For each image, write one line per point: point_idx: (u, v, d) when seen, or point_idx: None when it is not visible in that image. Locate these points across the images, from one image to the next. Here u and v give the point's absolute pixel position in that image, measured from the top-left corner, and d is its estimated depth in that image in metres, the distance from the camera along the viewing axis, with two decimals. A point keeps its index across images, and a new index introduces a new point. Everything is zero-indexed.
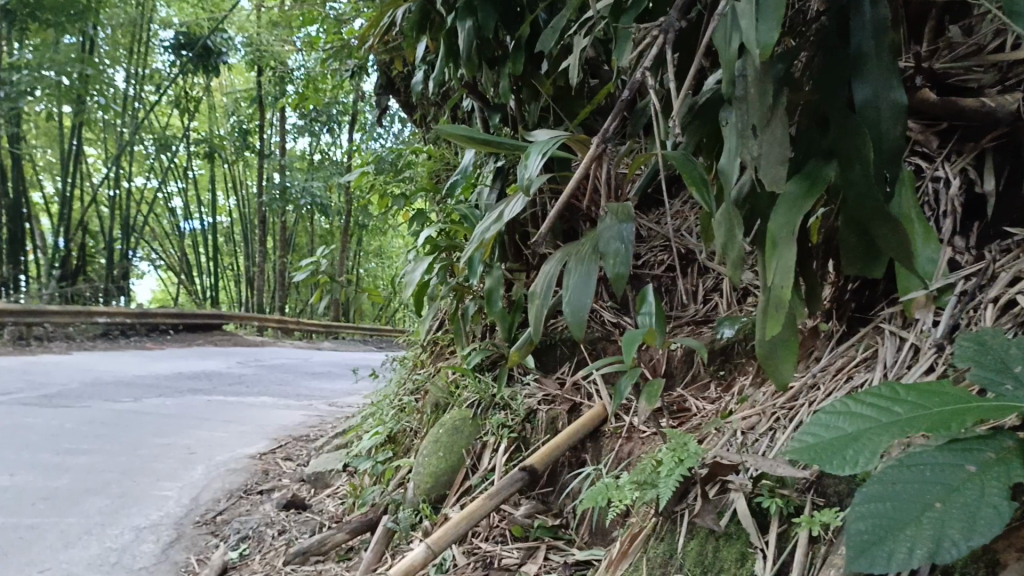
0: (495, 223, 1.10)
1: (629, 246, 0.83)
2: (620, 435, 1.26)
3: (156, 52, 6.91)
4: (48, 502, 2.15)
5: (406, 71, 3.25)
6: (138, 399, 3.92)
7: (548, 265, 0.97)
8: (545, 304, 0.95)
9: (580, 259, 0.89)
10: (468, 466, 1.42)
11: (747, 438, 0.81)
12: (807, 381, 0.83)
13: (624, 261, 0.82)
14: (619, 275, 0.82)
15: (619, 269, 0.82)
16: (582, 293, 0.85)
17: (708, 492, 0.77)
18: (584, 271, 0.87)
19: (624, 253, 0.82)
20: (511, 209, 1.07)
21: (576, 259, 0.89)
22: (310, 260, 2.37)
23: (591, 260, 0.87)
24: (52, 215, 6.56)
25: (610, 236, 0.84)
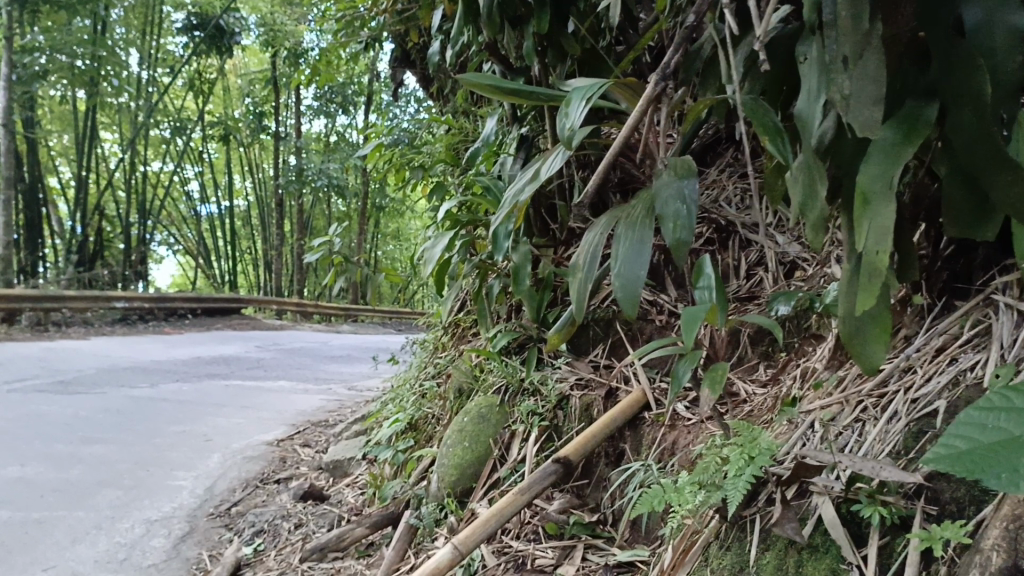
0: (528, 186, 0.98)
1: (691, 208, 0.74)
2: (663, 424, 1.16)
3: (169, 34, 6.81)
4: (58, 494, 2.07)
5: (422, 42, 3.14)
6: (154, 385, 3.85)
7: (591, 234, 0.86)
8: (589, 279, 0.83)
9: (631, 222, 0.78)
10: (496, 457, 1.32)
11: (829, 430, 0.72)
12: (898, 363, 0.73)
13: (686, 228, 0.73)
14: (679, 242, 0.73)
15: (681, 235, 0.73)
16: (633, 262, 0.74)
17: (786, 496, 0.67)
18: (637, 238, 0.76)
19: (687, 216, 0.73)
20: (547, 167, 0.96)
21: (626, 223, 0.79)
22: (324, 240, 2.26)
23: (645, 223, 0.77)
24: (68, 200, 6.50)
25: (668, 197, 0.75)
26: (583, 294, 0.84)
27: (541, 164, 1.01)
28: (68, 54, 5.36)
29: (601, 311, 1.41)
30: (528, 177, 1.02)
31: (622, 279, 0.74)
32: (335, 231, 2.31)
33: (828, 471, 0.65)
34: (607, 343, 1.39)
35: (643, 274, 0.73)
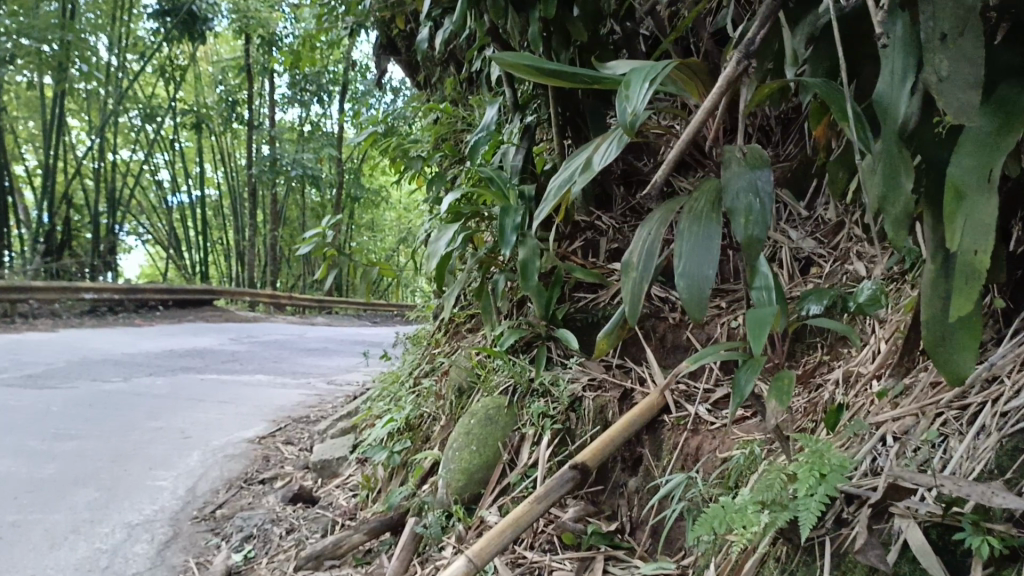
0: (577, 176, 0.86)
1: (766, 201, 0.69)
2: (684, 428, 1.12)
3: (139, 19, 6.64)
4: (33, 494, 1.98)
5: (409, 28, 3.06)
6: (128, 379, 3.73)
7: (645, 230, 0.80)
8: (644, 279, 0.78)
9: (694, 215, 0.73)
10: (505, 462, 1.25)
11: (904, 446, 0.72)
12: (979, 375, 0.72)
13: (761, 224, 0.68)
14: (752, 240, 0.67)
15: (753, 232, 0.68)
16: (699, 261, 0.70)
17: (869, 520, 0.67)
18: (705, 237, 0.70)
19: (759, 212, 0.68)
20: (600, 155, 0.83)
21: (689, 216, 0.73)
22: (315, 230, 2.18)
23: (711, 217, 0.72)
24: (35, 188, 6.32)
25: (739, 189, 0.70)
26: (638, 293, 0.78)
27: (589, 150, 0.88)
28: (35, 38, 5.21)
29: (613, 308, 1.38)
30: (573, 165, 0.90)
31: (686, 277, 0.70)
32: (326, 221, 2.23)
33: (916, 494, 0.65)
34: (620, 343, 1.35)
35: (711, 274, 0.69)
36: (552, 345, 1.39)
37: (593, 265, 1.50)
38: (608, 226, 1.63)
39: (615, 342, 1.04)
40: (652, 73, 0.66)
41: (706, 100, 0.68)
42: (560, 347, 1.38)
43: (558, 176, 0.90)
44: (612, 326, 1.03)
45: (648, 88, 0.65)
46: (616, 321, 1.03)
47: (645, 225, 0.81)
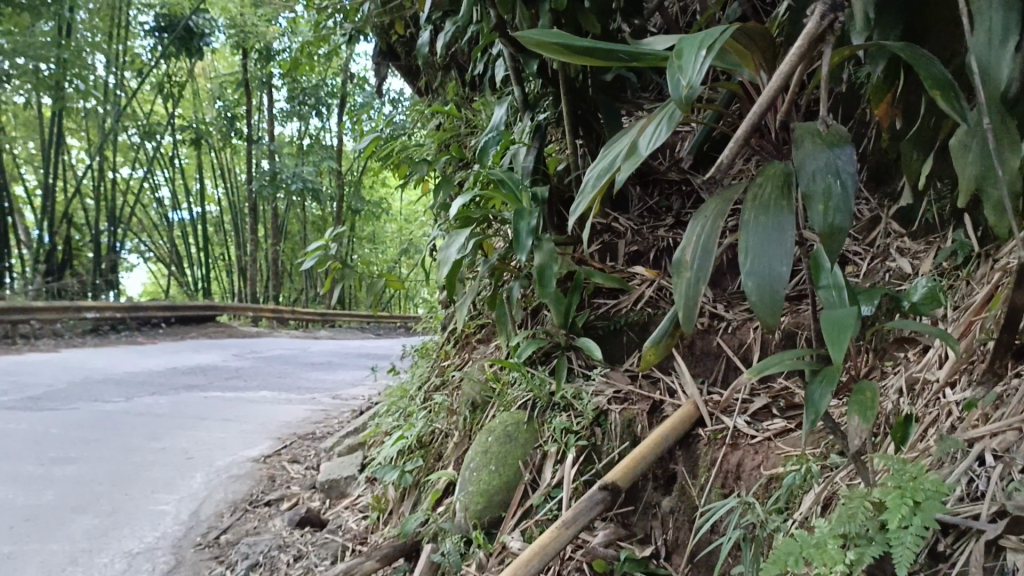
0: (622, 160, 0.77)
1: (846, 183, 0.66)
2: (722, 443, 1.03)
3: (136, 36, 6.58)
4: (29, 523, 1.89)
5: (411, 33, 2.99)
6: (130, 399, 3.65)
7: (696, 226, 0.73)
8: (699, 281, 0.70)
9: (760, 204, 0.68)
10: (527, 482, 1.16)
11: (1006, 465, 0.64)
12: None
13: (844, 210, 0.65)
14: (833, 228, 0.65)
15: (834, 220, 0.65)
16: (770, 256, 0.65)
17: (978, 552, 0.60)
18: (777, 227, 0.66)
19: (840, 195, 0.65)
20: (647, 138, 0.75)
21: (755, 206, 0.68)
22: (319, 243, 2.09)
23: (781, 206, 0.67)
24: (34, 208, 6.26)
25: (816, 170, 0.67)
26: (694, 296, 0.71)
27: (637, 131, 0.79)
28: (32, 57, 5.15)
29: (636, 315, 1.29)
30: (620, 148, 0.81)
31: (754, 276, 0.65)
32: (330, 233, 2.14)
33: None
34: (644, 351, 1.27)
35: (786, 271, 0.63)
36: (572, 356, 1.30)
37: (612, 269, 1.41)
38: (625, 228, 1.56)
39: (664, 353, 0.94)
40: (706, 41, 0.63)
41: (783, 66, 0.67)
42: (581, 357, 1.29)
43: (603, 161, 0.81)
44: (662, 332, 0.93)
45: (702, 60, 0.62)
46: (667, 327, 0.93)
47: (696, 220, 0.75)
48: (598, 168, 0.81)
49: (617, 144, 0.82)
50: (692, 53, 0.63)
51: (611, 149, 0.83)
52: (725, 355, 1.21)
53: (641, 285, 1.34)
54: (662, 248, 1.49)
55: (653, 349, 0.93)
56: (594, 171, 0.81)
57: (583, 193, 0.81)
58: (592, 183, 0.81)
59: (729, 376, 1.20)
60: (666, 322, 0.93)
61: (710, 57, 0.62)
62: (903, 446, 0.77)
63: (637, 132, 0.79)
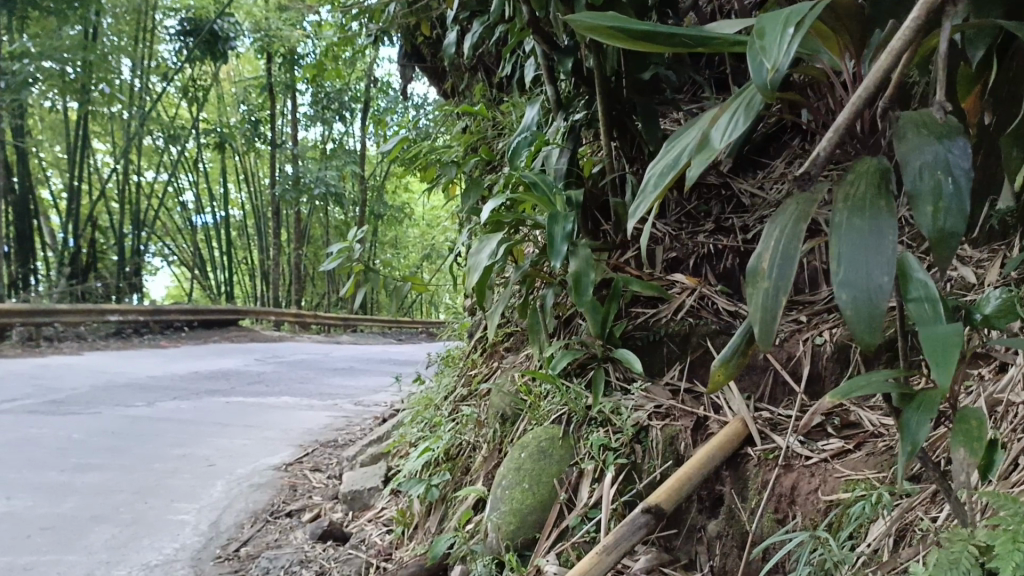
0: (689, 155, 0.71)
1: (959, 182, 0.61)
2: (773, 464, 0.96)
3: (161, 40, 6.58)
4: (47, 533, 1.85)
5: (436, 34, 2.95)
6: (151, 404, 3.62)
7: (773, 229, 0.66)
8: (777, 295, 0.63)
9: (855, 204, 0.62)
10: (563, 502, 1.10)
11: None
12: None
13: (957, 214, 0.60)
14: (945, 234, 0.60)
15: (948, 225, 0.60)
16: (868, 265, 0.58)
17: None
18: (879, 230, 0.59)
19: (954, 198, 0.60)
20: (720, 130, 0.69)
21: (849, 208, 0.62)
22: (342, 247, 2.03)
23: (879, 206, 0.61)
24: (60, 212, 6.28)
25: (924, 165, 0.62)
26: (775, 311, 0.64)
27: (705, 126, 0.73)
28: (59, 60, 5.17)
29: (677, 325, 1.23)
30: (683, 144, 0.75)
31: (850, 287, 0.58)
32: (354, 236, 2.08)
33: None
34: (685, 362, 1.20)
35: (887, 281, 0.57)
36: (609, 368, 1.23)
37: (650, 277, 1.35)
38: (664, 233, 1.49)
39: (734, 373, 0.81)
40: (792, 19, 0.58)
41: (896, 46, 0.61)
42: (619, 370, 1.22)
43: (665, 159, 0.75)
44: (731, 348, 0.80)
45: (788, 41, 0.57)
46: (738, 344, 0.80)
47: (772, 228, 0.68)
48: (659, 166, 0.75)
49: (680, 141, 0.76)
50: (776, 32, 0.58)
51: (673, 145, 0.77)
52: (773, 368, 1.15)
53: (681, 294, 1.28)
54: (703, 255, 1.43)
55: (720, 372, 0.79)
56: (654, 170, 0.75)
57: (641, 193, 0.75)
58: (652, 183, 0.74)
59: (779, 391, 1.14)
60: (735, 342, 0.80)
61: (796, 37, 0.58)
62: (995, 479, 0.71)
63: (705, 127, 0.73)
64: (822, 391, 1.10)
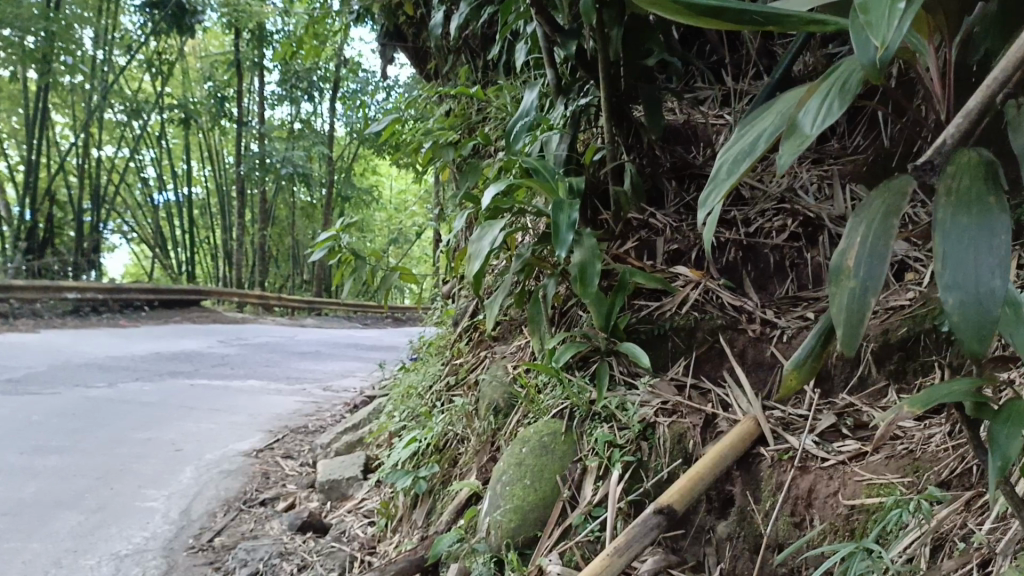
0: (769, 139, 0.68)
1: None
2: (789, 464, 0.93)
3: (125, 12, 6.40)
4: (10, 519, 1.78)
5: (419, 14, 2.89)
6: (114, 384, 3.52)
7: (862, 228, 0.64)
8: (868, 295, 0.61)
9: (959, 200, 0.58)
10: (566, 499, 1.06)
11: None
12: None
13: None
14: None
15: None
16: (979, 267, 0.54)
17: None
18: (992, 229, 0.55)
19: None
20: (811, 116, 0.66)
21: (954, 202, 0.58)
22: (331, 233, 1.96)
23: (988, 204, 0.56)
24: (17, 185, 6.10)
25: None
26: (863, 311, 0.61)
27: (784, 112, 0.70)
28: (18, 29, 5.01)
29: (682, 319, 1.20)
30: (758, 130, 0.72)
31: (959, 290, 0.55)
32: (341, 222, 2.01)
33: None
34: (691, 358, 1.18)
35: (1000, 286, 0.53)
36: (613, 362, 1.20)
37: (653, 269, 1.32)
38: (664, 224, 1.45)
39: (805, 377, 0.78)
40: None
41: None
42: (623, 363, 1.19)
43: (737, 145, 0.71)
44: (805, 353, 0.77)
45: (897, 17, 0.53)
46: (811, 349, 0.77)
47: (857, 223, 0.66)
48: (731, 153, 0.72)
49: (752, 127, 0.73)
50: (884, 10, 0.54)
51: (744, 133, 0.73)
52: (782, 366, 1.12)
53: (685, 288, 1.25)
54: (705, 247, 1.40)
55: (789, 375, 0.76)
56: (727, 156, 0.71)
57: (713, 180, 0.71)
58: (725, 170, 0.71)
59: (786, 389, 1.10)
60: (806, 346, 0.77)
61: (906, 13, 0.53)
62: None
63: (786, 112, 0.70)
64: (833, 391, 1.06)
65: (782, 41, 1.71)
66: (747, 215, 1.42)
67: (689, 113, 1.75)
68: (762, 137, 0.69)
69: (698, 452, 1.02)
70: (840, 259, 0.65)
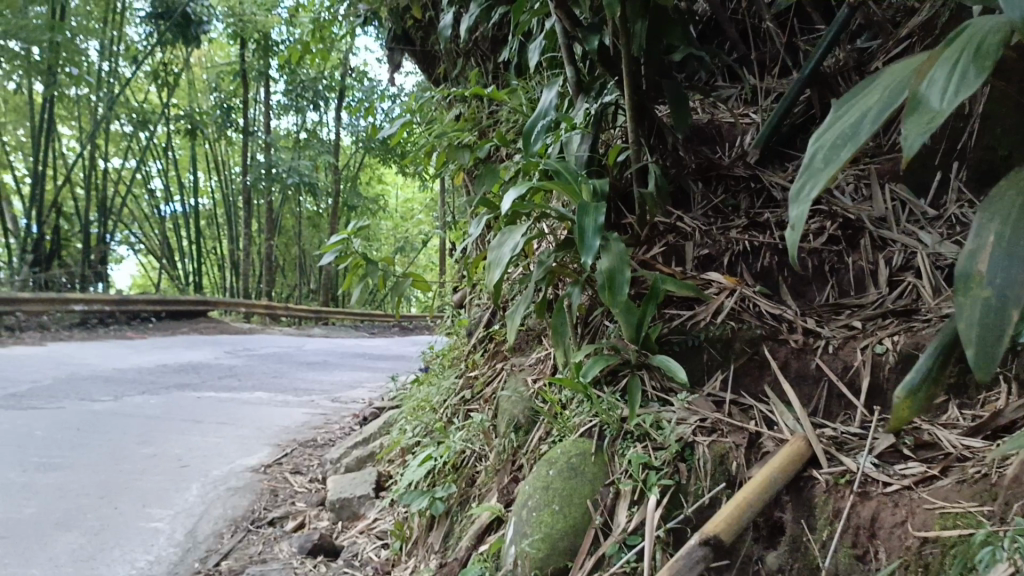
0: (886, 115, 0.61)
1: None
2: (848, 490, 0.85)
3: (130, 23, 6.34)
4: (8, 543, 1.69)
5: (428, 17, 2.82)
6: (119, 398, 3.45)
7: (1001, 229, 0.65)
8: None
9: None
10: (599, 526, 0.97)
11: None
12: None
13: None
14: None
15: None
16: None
17: None
18: None
19: None
20: (939, 90, 0.59)
21: None
22: (342, 237, 1.86)
23: None
24: (24, 197, 6.05)
25: None
26: (1001, 321, 0.62)
27: (894, 87, 0.63)
28: (23, 41, 4.96)
29: (718, 330, 1.12)
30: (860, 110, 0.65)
31: None
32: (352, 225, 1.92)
33: None
34: (728, 371, 1.10)
35: None
36: (644, 376, 1.12)
37: (683, 276, 1.24)
38: (692, 227, 1.37)
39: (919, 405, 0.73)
40: None
41: None
42: (656, 378, 1.11)
43: (836, 127, 0.64)
44: (917, 378, 0.73)
45: None
46: (925, 372, 0.73)
47: (988, 218, 0.67)
48: (829, 136, 0.64)
49: (852, 109, 0.65)
50: None
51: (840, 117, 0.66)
52: (828, 378, 1.04)
53: (719, 296, 1.16)
54: (738, 252, 1.31)
55: (905, 401, 0.72)
56: (825, 139, 0.64)
57: (808, 166, 0.64)
58: (825, 155, 0.63)
59: (834, 405, 1.03)
60: (921, 368, 0.74)
61: None
62: None
63: (898, 87, 0.63)
64: (886, 406, 1.00)
65: (808, 37, 1.63)
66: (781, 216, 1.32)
67: (711, 112, 1.69)
68: (870, 117, 0.62)
69: (741, 475, 0.94)
70: (969, 262, 0.66)
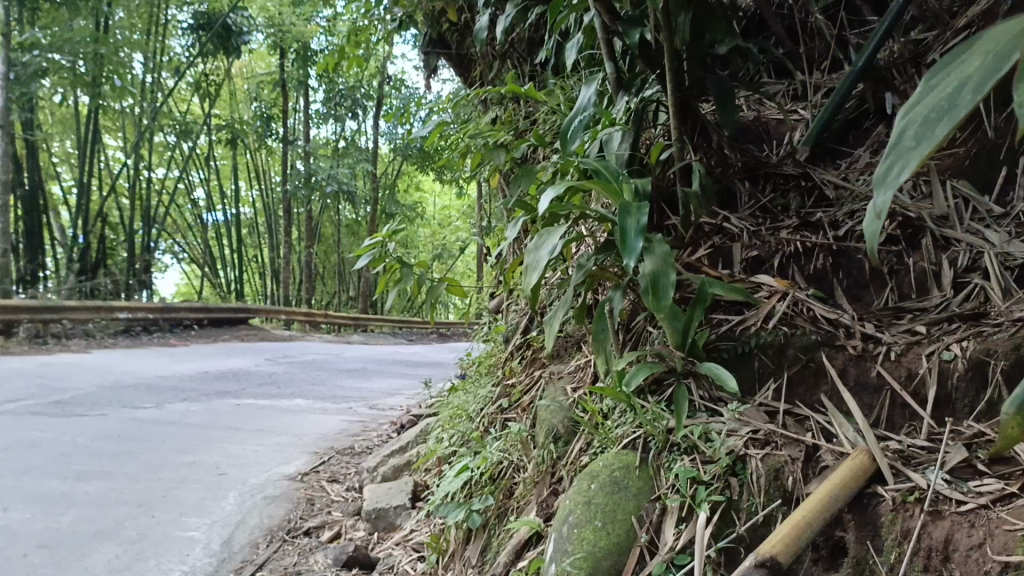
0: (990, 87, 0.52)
1: None
2: (918, 509, 0.78)
3: (173, 34, 6.41)
4: (45, 552, 1.68)
5: (465, 19, 2.79)
6: (160, 405, 3.46)
7: None
8: None
9: None
10: (644, 545, 0.91)
11: None
12: None
13: None
14: None
15: None
16: None
17: None
18: None
19: None
20: None
21: None
22: (376, 240, 1.83)
23: None
24: (70, 207, 6.15)
25: None
26: None
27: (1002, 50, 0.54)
28: (68, 54, 5.00)
29: (769, 336, 1.05)
30: (957, 77, 0.57)
31: None
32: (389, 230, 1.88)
33: None
34: (782, 379, 1.03)
35: None
36: (691, 385, 1.05)
37: (731, 279, 1.18)
38: (740, 228, 1.30)
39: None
40: None
41: None
42: (703, 387, 1.04)
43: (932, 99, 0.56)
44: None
45: None
46: None
47: None
48: (923, 108, 0.56)
49: (947, 74, 0.58)
50: None
51: (934, 85, 0.58)
52: (889, 388, 0.97)
53: (770, 299, 1.10)
54: (789, 254, 1.25)
55: (1014, 419, 0.60)
56: (917, 112, 0.56)
57: (895, 144, 0.57)
58: (917, 132, 0.56)
59: (898, 416, 0.96)
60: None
61: None
62: None
63: (1006, 50, 0.54)
64: (954, 416, 0.93)
65: (859, 30, 1.56)
66: (834, 215, 1.26)
67: (757, 109, 1.63)
68: (971, 87, 0.54)
69: (798, 491, 0.88)
70: None
